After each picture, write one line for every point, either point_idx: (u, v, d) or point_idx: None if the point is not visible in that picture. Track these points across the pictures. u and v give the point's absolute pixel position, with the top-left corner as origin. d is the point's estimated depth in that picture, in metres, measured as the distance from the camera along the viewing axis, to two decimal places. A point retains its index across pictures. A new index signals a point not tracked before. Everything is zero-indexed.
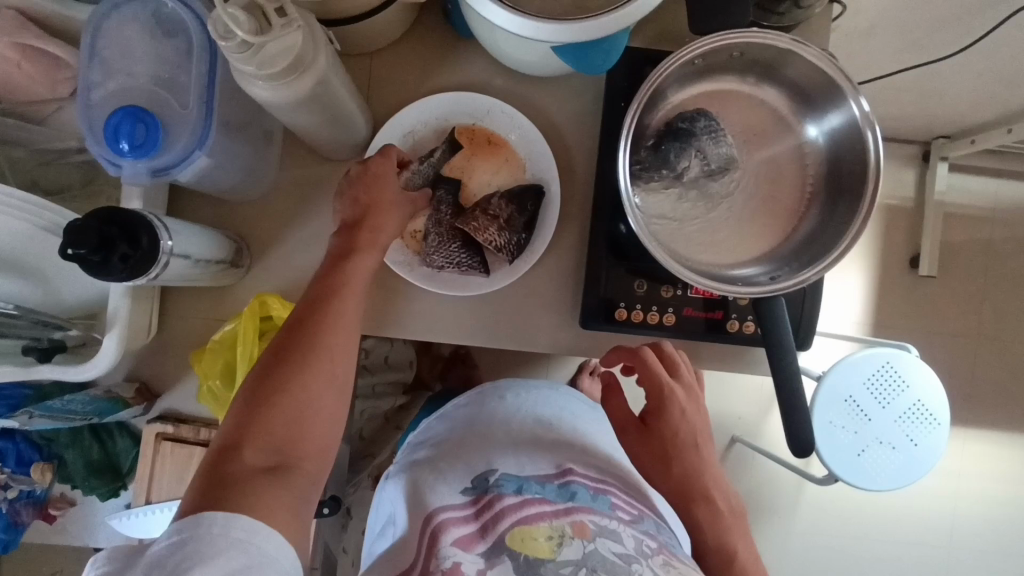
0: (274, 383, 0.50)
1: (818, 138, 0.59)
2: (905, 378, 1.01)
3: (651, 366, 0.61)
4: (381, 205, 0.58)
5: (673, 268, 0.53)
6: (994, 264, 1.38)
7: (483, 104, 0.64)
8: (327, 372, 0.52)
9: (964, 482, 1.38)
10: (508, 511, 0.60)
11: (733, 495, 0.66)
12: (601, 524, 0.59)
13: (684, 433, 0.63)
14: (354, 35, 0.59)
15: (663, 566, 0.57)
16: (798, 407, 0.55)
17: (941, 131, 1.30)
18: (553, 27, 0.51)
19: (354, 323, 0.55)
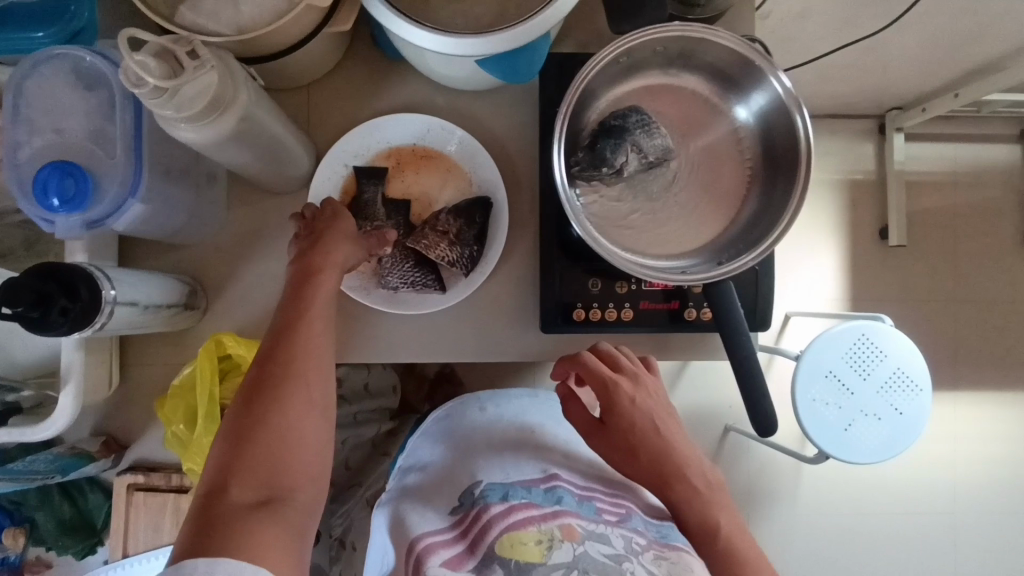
0: (254, 412, 0.48)
1: (750, 122, 0.60)
2: (882, 348, 1.02)
3: (591, 365, 0.61)
4: (331, 231, 0.58)
5: (619, 263, 0.54)
6: (962, 227, 1.40)
7: (422, 123, 0.65)
8: (305, 397, 0.50)
9: (960, 446, 1.38)
10: (497, 519, 0.60)
11: (711, 468, 0.63)
12: (588, 528, 0.60)
13: (641, 421, 0.62)
14: (286, 68, 0.59)
15: (653, 560, 0.58)
16: (758, 389, 0.55)
17: (893, 103, 1.32)
18: (472, 40, 0.52)
19: (328, 344, 0.54)
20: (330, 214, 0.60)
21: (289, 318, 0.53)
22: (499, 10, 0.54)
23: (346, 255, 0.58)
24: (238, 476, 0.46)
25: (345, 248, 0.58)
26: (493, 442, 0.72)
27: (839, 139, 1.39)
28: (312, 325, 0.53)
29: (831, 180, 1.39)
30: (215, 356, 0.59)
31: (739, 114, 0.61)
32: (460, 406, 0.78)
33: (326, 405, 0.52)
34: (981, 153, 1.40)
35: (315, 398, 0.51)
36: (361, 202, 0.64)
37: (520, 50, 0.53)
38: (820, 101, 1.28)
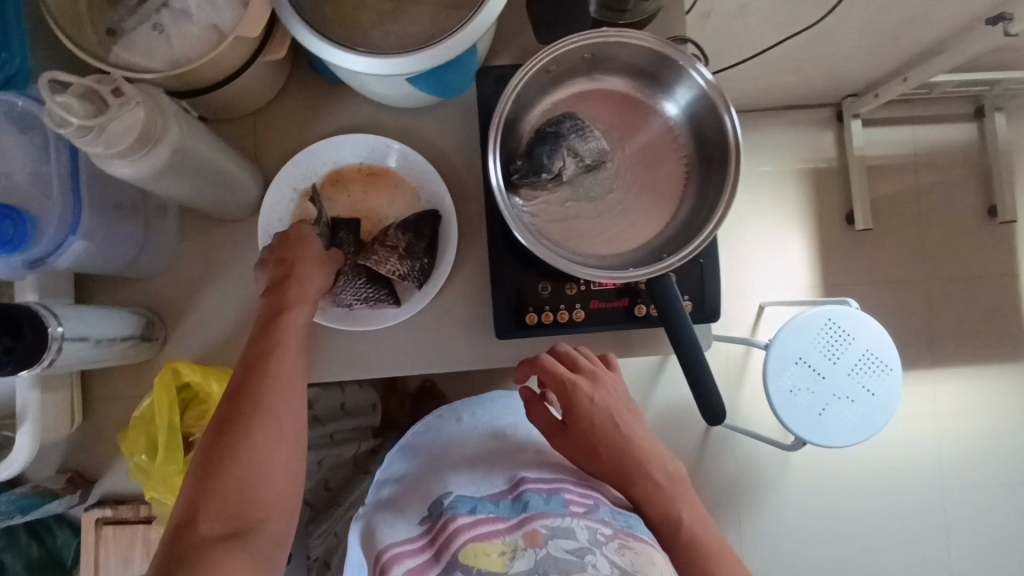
0: (224, 445, 0.49)
1: (680, 119, 0.62)
2: (849, 332, 1.04)
3: (550, 367, 0.63)
4: (309, 259, 0.60)
5: (562, 266, 0.56)
6: (926, 206, 1.42)
7: (366, 143, 0.66)
8: (276, 428, 0.50)
9: (943, 423, 1.39)
10: (462, 529, 0.59)
11: (671, 460, 0.65)
12: (553, 526, 0.59)
13: (601, 420, 0.63)
14: (226, 98, 0.61)
15: (618, 550, 0.57)
16: (705, 376, 0.57)
17: (847, 91, 1.35)
18: (398, 61, 0.53)
19: (302, 375, 0.55)
20: (297, 240, 0.61)
21: (264, 348, 0.54)
22: (424, 29, 0.55)
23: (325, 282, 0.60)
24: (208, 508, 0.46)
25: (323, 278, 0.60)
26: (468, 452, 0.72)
27: (799, 129, 1.42)
28: (286, 357, 0.54)
29: (794, 170, 1.41)
30: (173, 386, 0.60)
31: (673, 116, 0.63)
32: (437, 420, 0.79)
33: (298, 436, 0.52)
34: (938, 134, 1.42)
35: (288, 430, 0.51)
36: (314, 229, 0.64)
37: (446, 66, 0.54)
38: (776, 94, 1.31)
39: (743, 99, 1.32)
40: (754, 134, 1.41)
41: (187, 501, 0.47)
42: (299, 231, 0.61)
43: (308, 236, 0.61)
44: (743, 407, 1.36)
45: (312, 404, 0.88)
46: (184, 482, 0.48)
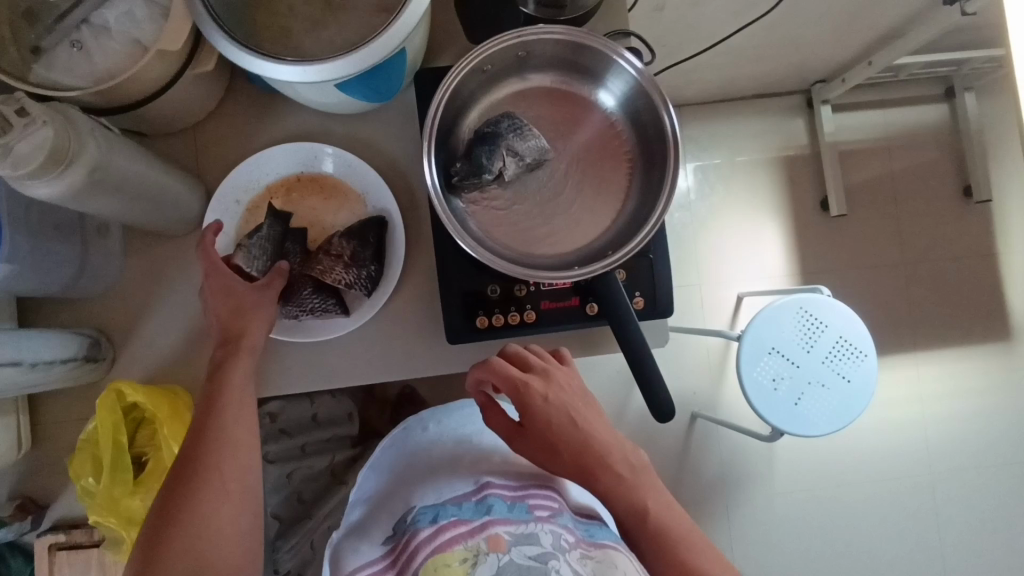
0: (171, 512, 0.49)
1: (620, 114, 0.62)
2: (821, 319, 1.03)
3: (500, 371, 0.58)
4: (246, 307, 0.59)
5: (505, 268, 0.55)
6: (901, 190, 1.41)
7: (308, 152, 0.65)
8: (219, 488, 0.51)
9: (928, 406, 1.38)
10: (423, 544, 0.58)
11: (633, 449, 0.60)
12: (516, 532, 0.58)
13: (557, 418, 0.59)
14: (159, 112, 0.60)
15: (579, 559, 0.57)
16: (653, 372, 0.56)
17: (815, 77, 1.35)
18: (319, 68, 0.52)
19: (252, 424, 0.55)
20: (228, 289, 0.59)
21: (212, 403, 0.54)
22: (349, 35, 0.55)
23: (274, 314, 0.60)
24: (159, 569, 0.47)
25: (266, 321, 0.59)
26: (436, 464, 0.70)
27: (770, 117, 1.41)
28: (233, 409, 0.55)
29: (767, 159, 1.41)
30: (118, 407, 0.59)
31: (615, 113, 0.62)
32: (404, 432, 0.72)
33: (246, 487, 0.52)
34: (910, 116, 1.42)
35: (232, 484, 0.51)
36: (246, 250, 0.63)
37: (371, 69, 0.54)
38: (743, 84, 1.30)
39: (710, 90, 1.31)
40: (725, 125, 1.40)
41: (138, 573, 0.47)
42: (226, 275, 0.59)
43: (236, 282, 0.59)
44: (726, 399, 1.35)
45: (274, 415, 0.93)
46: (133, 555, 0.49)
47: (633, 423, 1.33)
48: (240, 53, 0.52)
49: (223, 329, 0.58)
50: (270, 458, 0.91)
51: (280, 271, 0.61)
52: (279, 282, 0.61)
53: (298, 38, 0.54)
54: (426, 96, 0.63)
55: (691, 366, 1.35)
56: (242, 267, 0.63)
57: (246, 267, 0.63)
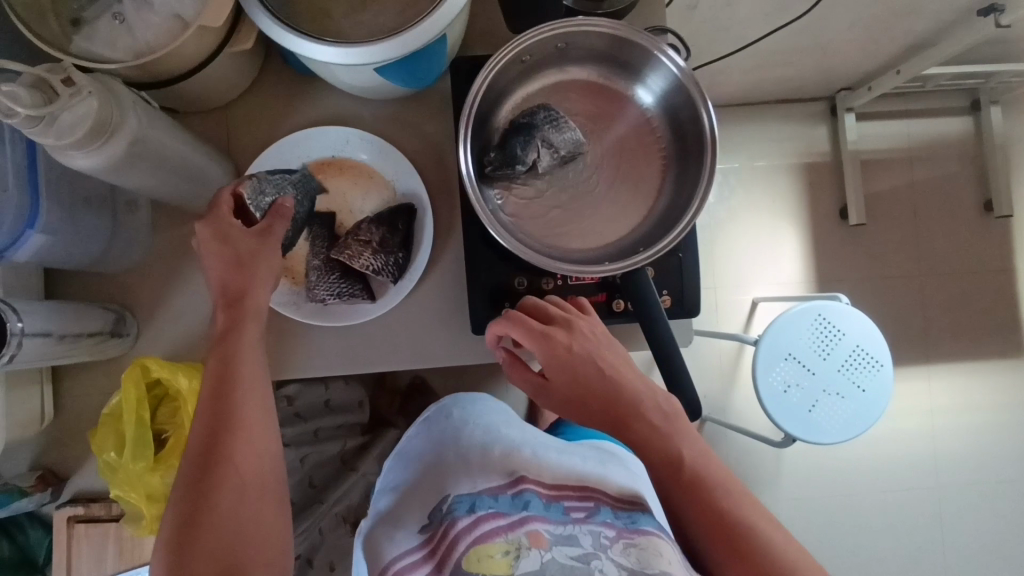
0: (194, 500, 0.46)
1: (657, 111, 0.62)
2: (839, 327, 1.02)
3: (523, 321, 0.57)
4: (245, 256, 0.54)
5: (537, 261, 0.54)
6: (922, 201, 1.41)
7: (340, 136, 0.65)
8: (238, 478, 0.47)
9: (938, 419, 1.38)
10: (463, 534, 0.54)
11: (665, 397, 0.57)
12: (557, 531, 0.54)
13: (583, 368, 0.56)
14: (194, 89, 0.60)
15: (622, 552, 0.52)
16: (681, 371, 0.57)
17: (840, 84, 1.34)
18: (360, 51, 0.51)
19: (265, 410, 0.51)
20: (224, 235, 0.53)
21: (217, 391, 0.50)
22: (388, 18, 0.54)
23: (276, 261, 0.55)
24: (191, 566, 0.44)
25: (267, 282, 0.55)
26: (464, 451, 0.66)
27: (792, 122, 1.40)
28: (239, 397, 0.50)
29: (787, 165, 1.40)
30: (142, 382, 0.59)
31: (651, 110, 0.62)
32: (427, 423, 0.72)
33: (268, 477, 0.49)
34: (933, 127, 1.41)
35: (252, 476, 0.48)
36: (251, 199, 0.56)
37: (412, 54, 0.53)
38: (767, 88, 1.30)
39: (734, 92, 1.30)
40: (747, 128, 1.39)
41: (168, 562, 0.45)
42: (224, 219, 0.53)
43: (235, 226, 0.54)
44: (735, 404, 1.35)
45: (291, 398, 0.91)
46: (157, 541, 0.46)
47: None
48: (282, 34, 0.52)
49: (221, 285, 0.53)
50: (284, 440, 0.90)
51: (281, 213, 0.56)
52: (280, 225, 0.56)
53: (339, 20, 0.54)
54: (461, 84, 0.62)
55: (702, 369, 1.35)
56: (246, 206, 0.56)
57: (251, 203, 0.55)
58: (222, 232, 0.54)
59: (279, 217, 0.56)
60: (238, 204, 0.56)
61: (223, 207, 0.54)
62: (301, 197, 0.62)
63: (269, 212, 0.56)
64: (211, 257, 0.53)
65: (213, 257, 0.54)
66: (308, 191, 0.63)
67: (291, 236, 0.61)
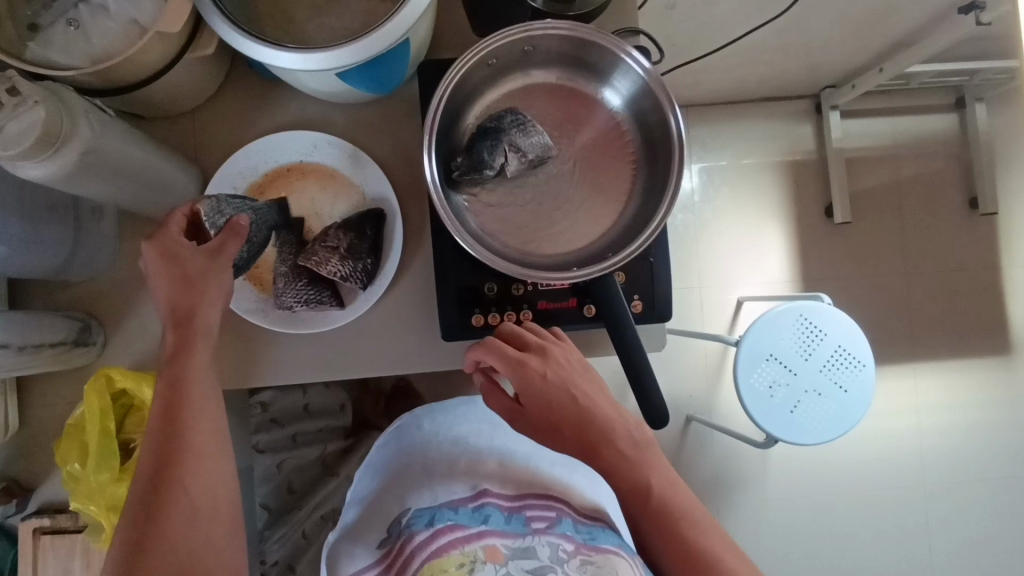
0: (144, 524, 0.46)
1: (627, 115, 0.61)
2: (821, 328, 1.02)
3: (496, 349, 0.57)
4: (193, 276, 0.54)
5: (501, 267, 0.54)
6: (908, 199, 1.40)
7: (307, 140, 0.65)
8: (186, 504, 0.48)
9: (925, 417, 1.38)
10: (421, 547, 0.59)
11: (637, 424, 0.59)
12: (513, 545, 0.59)
13: (557, 396, 0.57)
14: (157, 94, 0.59)
15: (579, 568, 0.57)
16: (648, 381, 0.56)
17: (825, 82, 1.33)
18: (318, 57, 0.51)
19: (218, 434, 0.52)
20: (172, 254, 0.53)
21: (169, 414, 0.50)
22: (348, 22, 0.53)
23: (226, 281, 0.55)
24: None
25: (216, 304, 0.55)
26: (435, 463, 0.70)
27: (777, 121, 1.40)
28: (191, 420, 0.51)
29: (773, 163, 1.39)
30: (107, 392, 0.59)
31: (621, 113, 0.61)
32: (399, 430, 0.70)
33: (220, 500, 0.50)
34: (918, 125, 1.40)
35: (202, 496, 0.49)
36: (207, 213, 0.55)
37: (373, 59, 0.53)
38: (751, 86, 1.29)
39: (719, 90, 1.30)
40: (732, 127, 1.39)
41: None
42: (172, 238, 0.54)
43: (184, 246, 0.54)
44: (721, 403, 1.35)
45: (266, 405, 0.95)
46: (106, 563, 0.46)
47: None
48: (235, 37, 0.51)
49: (170, 306, 0.53)
50: (262, 446, 0.95)
51: (235, 230, 0.56)
52: (232, 244, 0.55)
53: (300, 24, 0.53)
54: (428, 88, 0.62)
55: (688, 368, 1.35)
56: (201, 223, 0.56)
57: (207, 220, 0.56)
58: (170, 253, 0.54)
59: (233, 236, 0.56)
60: (192, 221, 0.56)
61: (174, 227, 0.54)
62: (257, 226, 0.60)
63: (223, 229, 0.55)
64: (159, 279, 0.54)
65: (161, 278, 0.54)
66: (267, 219, 0.61)
67: (246, 258, 0.59)
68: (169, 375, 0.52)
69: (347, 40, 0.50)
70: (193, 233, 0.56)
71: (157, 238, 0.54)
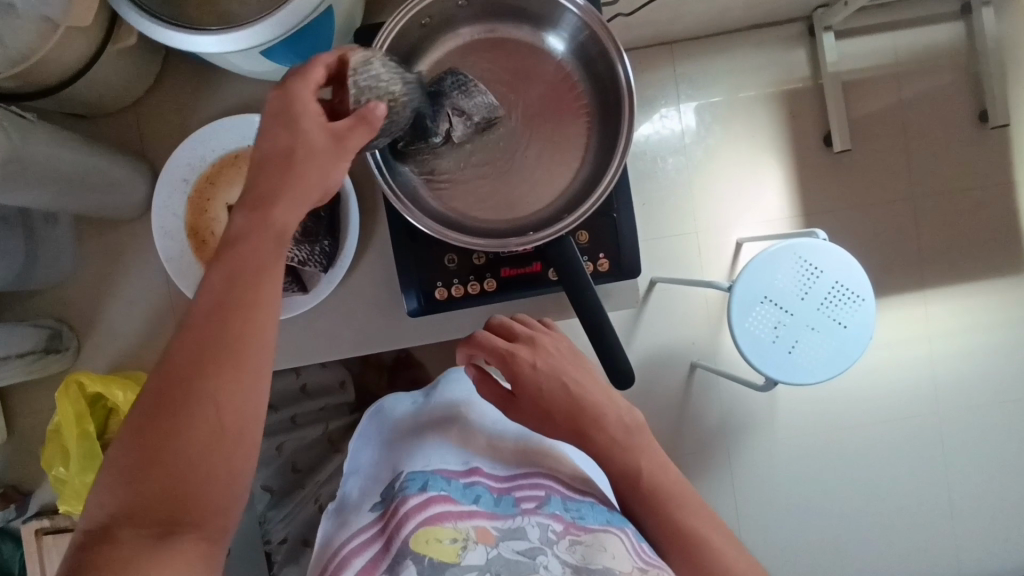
0: (150, 434, 0.39)
1: (574, 62, 0.58)
2: (815, 265, 0.99)
3: (487, 341, 0.60)
4: (309, 153, 0.45)
5: (453, 239, 0.53)
6: (912, 119, 1.33)
7: (250, 123, 0.63)
8: (210, 426, 0.40)
9: (938, 344, 1.34)
10: (413, 512, 0.59)
11: (627, 410, 0.62)
12: (503, 527, 0.60)
13: (547, 384, 0.60)
14: (92, 91, 0.58)
15: (568, 548, 0.58)
16: (611, 343, 0.54)
17: (815, 2, 1.25)
18: (233, 37, 0.49)
19: (261, 349, 0.42)
20: (293, 116, 0.45)
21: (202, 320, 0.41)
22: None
23: (331, 174, 0.46)
24: (110, 535, 0.38)
25: (297, 203, 0.45)
26: (429, 434, 0.70)
27: (767, 50, 1.32)
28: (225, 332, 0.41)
29: (765, 95, 1.33)
30: (83, 395, 0.60)
31: (570, 61, 0.58)
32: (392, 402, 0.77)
33: (251, 418, 0.41)
34: (919, 38, 1.32)
35: (228, 416, 0.41)
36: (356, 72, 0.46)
37: (292, 34, 0.50)
38: (734, 15, 1.22)
39: (699, 23, 1.23)
40: (720, 61, 1.33)
41: (109, 503, 0.39)
42: (307, 89, 0.45)
43: (310, 109, 0.45)
44: (725, 347, 1.33)
45: None
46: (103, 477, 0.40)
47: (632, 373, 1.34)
48: (153, 27, 0.49)
49: (251, 189, 0.45)
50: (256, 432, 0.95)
51: (366, 118, 0.45)
52: (359, 134, 0.45)
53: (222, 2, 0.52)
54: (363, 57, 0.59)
55: (689, 315, 1.33)
56: (346, 75, 0.46)
57: (354, 75, 0.46)
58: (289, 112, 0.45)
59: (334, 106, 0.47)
60: (339, 71, 0.47)
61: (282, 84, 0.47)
62: (410, 98, 0.51)
63: (353, 115, 0.45)
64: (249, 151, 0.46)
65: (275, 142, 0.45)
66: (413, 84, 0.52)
67: (387, 135, 0.51)
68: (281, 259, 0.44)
69: (259, 16, 0.48)
70: (334, 85, 0.47)
71: (290, 86, 0.45)
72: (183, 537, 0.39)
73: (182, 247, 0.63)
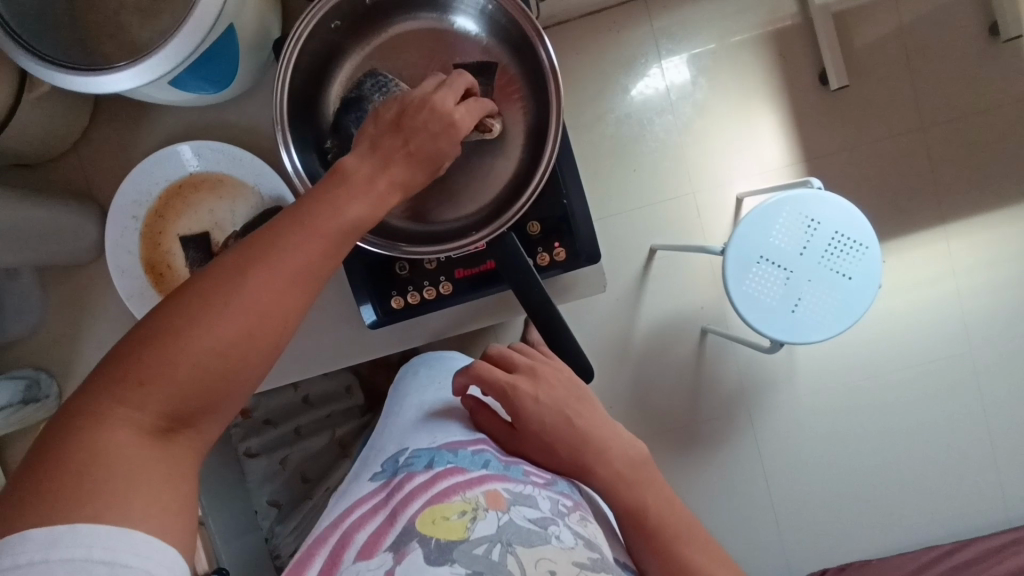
0: (184, 318, 0.41)
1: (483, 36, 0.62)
2: (811, 216, 0.94)
3: (486, 375, 0.59)
4: (421, 159, 0.50)
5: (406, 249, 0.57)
6: (913, 43, 1.24)
7: (190, 151, 0.64)
8: (240, 334, 0.42)
9: (964, 279, 1.26)
10: (420, 492, 0.54)
11: (631, 443, 0.59)
12: (514, 491, 0.54)
13: (549, 417, 0.58)
14: (19, 142, 0.61)
15: (579, 522, 0.53)
16: (558, 324, 0.58)
17: None
18: (125, 76, 0.51)
19: (304, 282, 0.45)
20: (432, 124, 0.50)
21: (262, 240, 0.44)
22: (150, 28, 0.52)
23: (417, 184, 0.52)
24: (127, 410, 0.40)
25: (371, 205, 0.48)
26: (428, 416, 0.66)
27: None
28: (282, 269, 0.44)
29: (750, 39, 1.25)
30: None
31: (484, 35, 0.62)
32: (394, 388, 0.76)
33: (273, 343, 0.44)
34: None
35: (257, 335, 0.43)
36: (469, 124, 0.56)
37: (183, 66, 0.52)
38: None
39: None
40: (700, 9, 1.25)
41: (128, 368, 0.40)
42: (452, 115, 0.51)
43: (449, 137, 0.51)
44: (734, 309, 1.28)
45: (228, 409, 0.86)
46: (125, 336, 0.42)
47: (640, 346, 1.31)
48: (34, 65, 0.50)
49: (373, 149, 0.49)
50: (254, 451, 1.00)
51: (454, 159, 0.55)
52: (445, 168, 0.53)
53: (132, 32, 0.52)
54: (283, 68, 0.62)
55: (694, 280, 1.29)
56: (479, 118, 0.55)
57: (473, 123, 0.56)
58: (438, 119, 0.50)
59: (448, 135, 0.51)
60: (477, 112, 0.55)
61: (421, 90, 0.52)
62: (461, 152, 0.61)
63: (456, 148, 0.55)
64: (372, 141, 0.50)
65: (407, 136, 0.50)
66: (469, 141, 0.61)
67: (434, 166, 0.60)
68: (356, 214, 0.47)
69: (147, 54, 0.50)
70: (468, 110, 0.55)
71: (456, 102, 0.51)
72: (176, 437, 0.42)
73: (142, 284, 0.64)
